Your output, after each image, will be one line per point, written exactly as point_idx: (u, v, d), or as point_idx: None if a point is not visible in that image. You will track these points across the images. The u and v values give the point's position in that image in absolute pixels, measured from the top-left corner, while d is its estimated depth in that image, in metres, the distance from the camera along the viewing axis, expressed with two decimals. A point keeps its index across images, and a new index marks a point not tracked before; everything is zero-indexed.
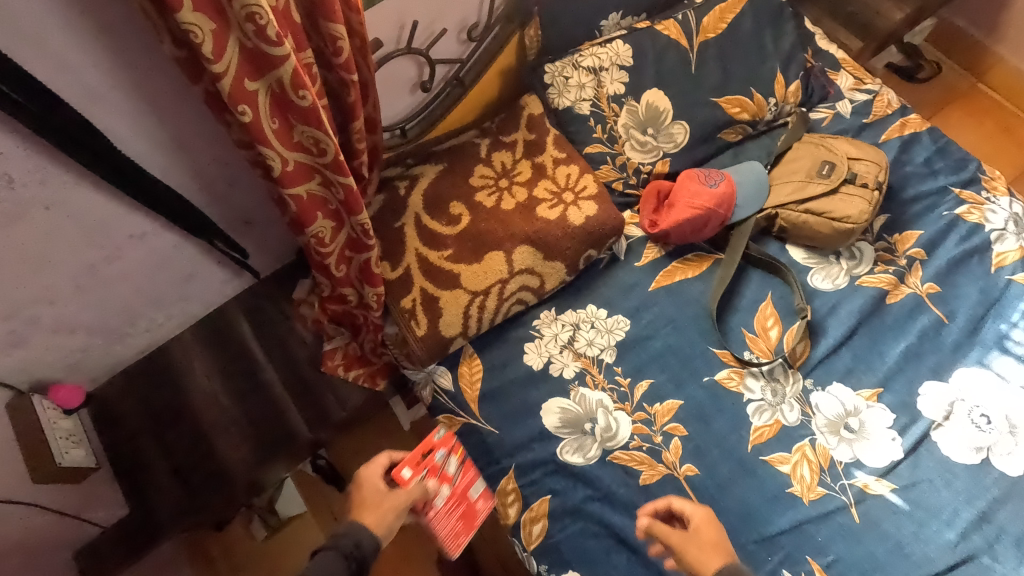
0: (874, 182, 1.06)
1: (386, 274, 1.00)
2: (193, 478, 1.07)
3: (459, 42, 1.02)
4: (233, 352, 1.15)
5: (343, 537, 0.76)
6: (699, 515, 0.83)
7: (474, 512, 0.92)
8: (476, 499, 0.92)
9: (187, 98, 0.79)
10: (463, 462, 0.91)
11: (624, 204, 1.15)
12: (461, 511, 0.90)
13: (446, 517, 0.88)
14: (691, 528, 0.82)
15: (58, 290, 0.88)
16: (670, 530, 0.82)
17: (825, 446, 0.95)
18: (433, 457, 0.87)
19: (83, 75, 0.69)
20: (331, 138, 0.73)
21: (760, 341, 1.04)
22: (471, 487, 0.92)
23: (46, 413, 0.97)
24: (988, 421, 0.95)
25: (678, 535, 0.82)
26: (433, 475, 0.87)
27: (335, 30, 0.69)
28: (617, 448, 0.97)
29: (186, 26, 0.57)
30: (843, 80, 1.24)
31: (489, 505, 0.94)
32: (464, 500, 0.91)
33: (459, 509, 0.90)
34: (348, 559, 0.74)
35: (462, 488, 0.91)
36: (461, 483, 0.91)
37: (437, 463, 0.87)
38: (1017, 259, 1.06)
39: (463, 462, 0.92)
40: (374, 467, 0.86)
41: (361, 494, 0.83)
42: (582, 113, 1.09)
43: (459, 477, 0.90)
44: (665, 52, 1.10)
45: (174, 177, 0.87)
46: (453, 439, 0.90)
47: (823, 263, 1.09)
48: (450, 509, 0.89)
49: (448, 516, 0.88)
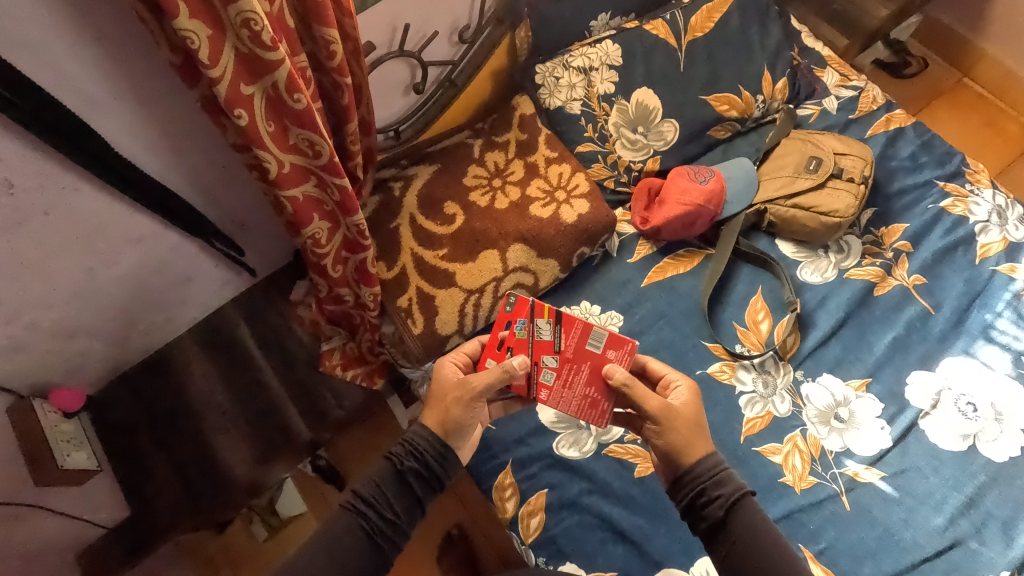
0: (860, 176, 1.08)
1: (382, 273, 1.01)
2: (193, 479, 1.08)
3: (450, 44, 1.03)
4: (232, 354, 1.16)
5: (395, 447, 0.77)
6: (684, 394, 0.79)
7: (607, 364, 0.80)
8: (599, 351, 0.80)
9: (183, 103, 0.80)
10: (558, 322, 0.79)
11: (615, 202, 1.16)
12: (587, 371, 0.80)
13: (566, 385, 0.82)
14: (674, 405, 0.77)
15: (58, 294, 0.89)
16: (652, 398, 0.75)
17: (816, 436, 0.97)
18: (512, 331, 0.81)
19: (81, 81, 0.70)
20: (326, 140, 0.74)
21: (751, 334, 1.06)
22: (589, 340, 0.79)
23: (48, 416, 0.99)
24: (974, 409, 0.97)
25: (664, 409, 0.75)
26: (523, 352, 0.81)
27: (328, 34, 0.70)
28: (612, 442, 0.99)
29: (183, 32, 0.58)
30: (829, 76, 1.26)
31: (626, 352, 0.80)
32: (584, 357, 0.80)
33: (582, 368, 0.81)
34: (398, 468, 0.75)
35: (573, 349, 0.80)
36: (568, 344, 0.80)
37: (519, 335, 0.80)
38: (1000, 250, 1.08)
39: (561, 321, 0.79)
40: (449, 361, 0.84)
41: (435, 388, 0.81)
42: (573, 112, 1.11)
43: (561, 341, 0.80)
44: (654, 51, 1.12)
45: (172, 180, 0.88)
46: (528, 303, 0.80)
47: (812, 257, 1.11)
48: (568, 382, 0.81)
49: (568, 388, 0.82)
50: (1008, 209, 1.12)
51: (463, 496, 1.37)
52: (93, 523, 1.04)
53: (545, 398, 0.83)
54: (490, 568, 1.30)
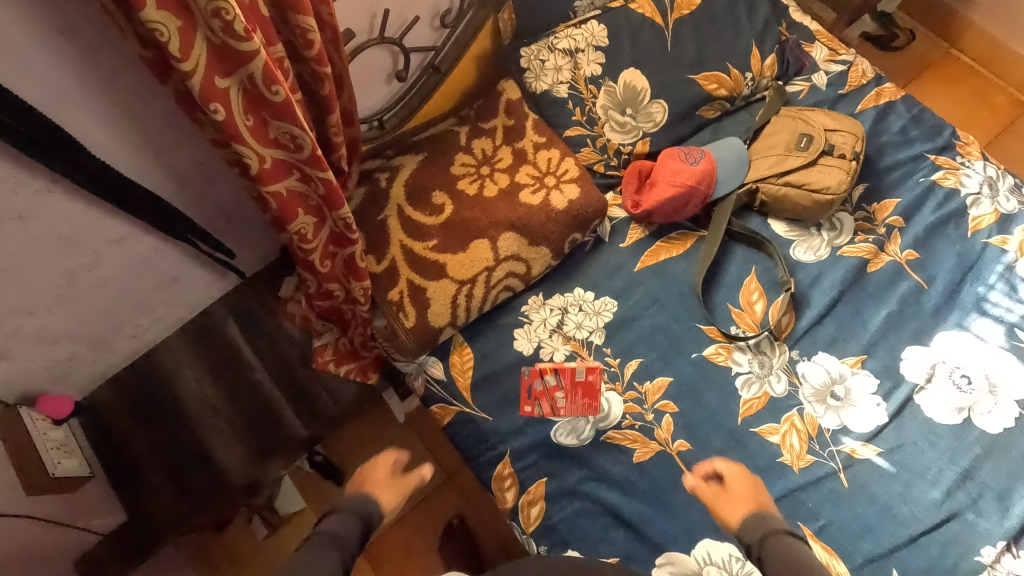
0: (852, 152, 1.07)
1: (371, 267, 0.99)
2: (189, 481, 1.07)
3: (432, 29, 1.01)
4: (222, 353, 1.15)
5: None
6: (733, 472, 0.93)
7: (593, 376, 1.01)
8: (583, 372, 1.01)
9: (157, 98, 0.78)
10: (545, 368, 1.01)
11: (605, 185, 1.15)
12: (582, 384, 1.00)
13: (573, 401, 1.00)
14: (728, 486, 0.91)
15: (38, 301, 0.86)
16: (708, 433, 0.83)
17: (813, 415, 0.97)
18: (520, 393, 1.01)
19: (49, 79, 0.67)
20: (307, 133, 0.72)
21: (746, 315, 1.05)
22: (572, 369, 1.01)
23: (36, 425, 0.98)
24: (968, 382, 0.97)
25: (716, 493, 0.90)
26: (533, 401, 1.01)
27: (305, 22, 0.68)
28: (610, 428, 0.98)
29: (151, 24, 0.56)
30: (818, 51, 1.24)
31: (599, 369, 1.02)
32: (575, 379, 1.01)
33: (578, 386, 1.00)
34: None
35: (566, 377, 1.01)
36: (561, 376, 1.01)
37: (525, 396, 1.01)
38: (992, 222, 1.08)
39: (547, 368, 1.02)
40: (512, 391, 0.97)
41: None
42: (560, 95, 1.09)
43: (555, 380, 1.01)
44: (640, 30, 1.10)
45: (150, 179, 0.86)
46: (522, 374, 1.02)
47: (805, 235, 1.11)
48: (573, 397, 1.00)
49: (575, 401, 1.00)
50: (998, 180, 1.12)
51: (463, 487, 1.37)
52: (87, 529, 1.03)
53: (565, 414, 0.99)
54: (491, 555, 1.31)
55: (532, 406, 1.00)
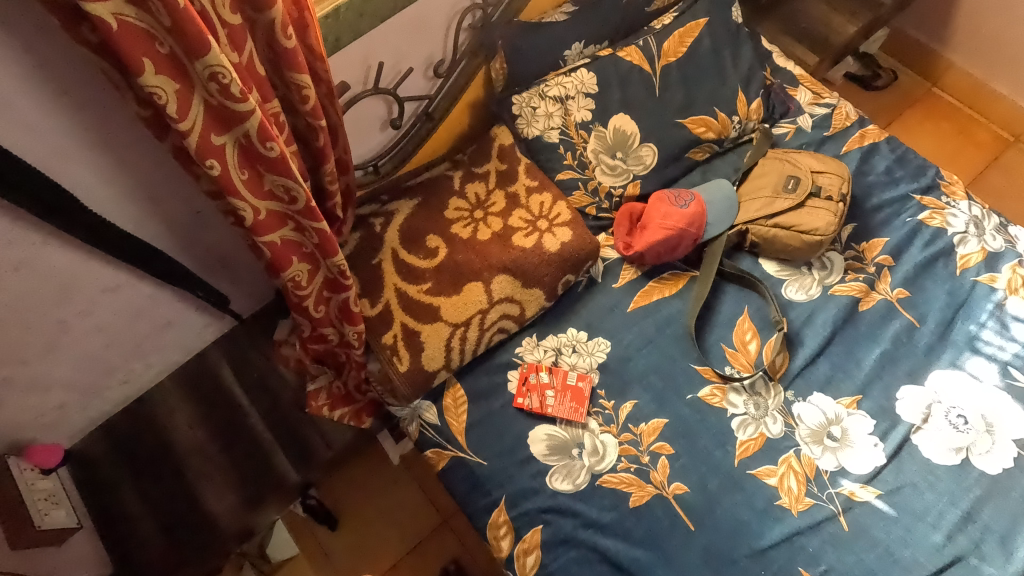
0: (838, 194, 1.09)
1: (365, 310, 1.00)
2: (178, 530, 1.04)
3: (426, 79, 1.04)
4: (213, 398, 1.13)
5: None
6: None
7: (584, 387, 1.02)
8: (578, 379, 1.03)
9: (154, 152, 0.79)
10: (547, 367, 1.04)
11: (597, 227, 1.16)
12: (574, 390, 1.02)
13: (562, 404, 1.01)
14: None
15: (31, 350, 0.86)
16: None
17: (809, 457, 0.96)
18: (521, 378, 1.04)
19: (47, 137, 0.69)
20: (301, 185, 0.73)
21: (740, 355, 1.05)
22: (569, 376, 1.03)
23: (23, 475, 0.97)
24: (964, 421, 0.97)
25: None
26: (530, 389, 1.02)
27: (301, 80, 0.70)
28: (605, 472, 0.97)
29: (150, 88, 0.58)
30: (801, 95, 1.27)
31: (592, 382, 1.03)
32: (569, 386, 1.02)
33: (570, 391, 1.02)
34: None
35: (561, 381, 1.02)
36: (557, 379, 1.03)
37: (523, 380, 1.03)
38: (979, 260, 1.09)
39: (551, 368, 1.04)
40: None
41: None
42: (552, 140, 1.10)
43: (552, 379, 1.03)
44: (629, 77, 1.12)
45: (146, 228, 0.87)
46: (528, 364, 1.05)
47: (796, 274, 1.12)
48: (562, 399, 1.01)
49: (563, 402, 1.01)
50: (984, 220, 1.14)
51: (458, 530, 1.34)
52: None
53: (550, 412, 1.00)
54: None
55: (528, 395, 1.02)
